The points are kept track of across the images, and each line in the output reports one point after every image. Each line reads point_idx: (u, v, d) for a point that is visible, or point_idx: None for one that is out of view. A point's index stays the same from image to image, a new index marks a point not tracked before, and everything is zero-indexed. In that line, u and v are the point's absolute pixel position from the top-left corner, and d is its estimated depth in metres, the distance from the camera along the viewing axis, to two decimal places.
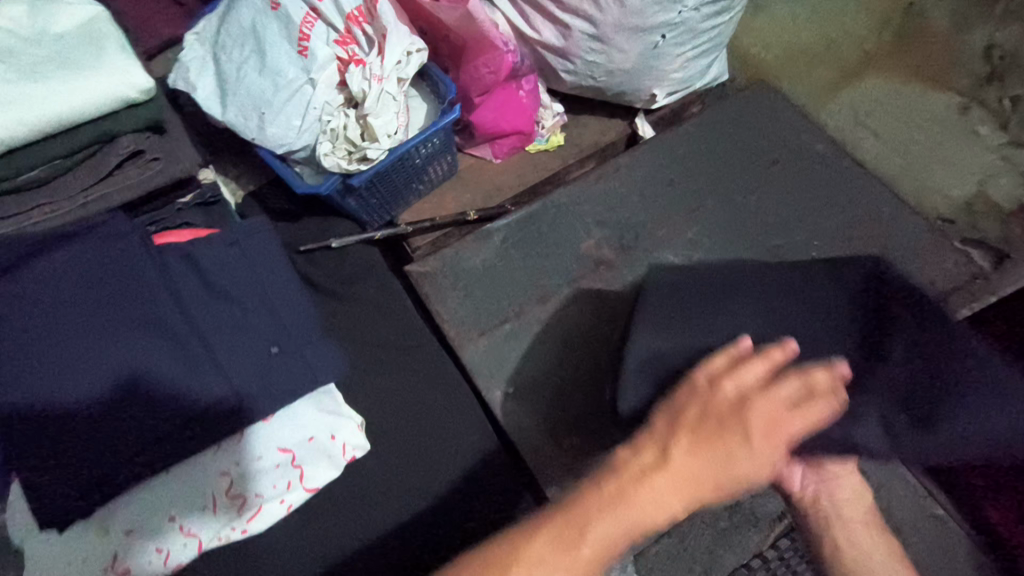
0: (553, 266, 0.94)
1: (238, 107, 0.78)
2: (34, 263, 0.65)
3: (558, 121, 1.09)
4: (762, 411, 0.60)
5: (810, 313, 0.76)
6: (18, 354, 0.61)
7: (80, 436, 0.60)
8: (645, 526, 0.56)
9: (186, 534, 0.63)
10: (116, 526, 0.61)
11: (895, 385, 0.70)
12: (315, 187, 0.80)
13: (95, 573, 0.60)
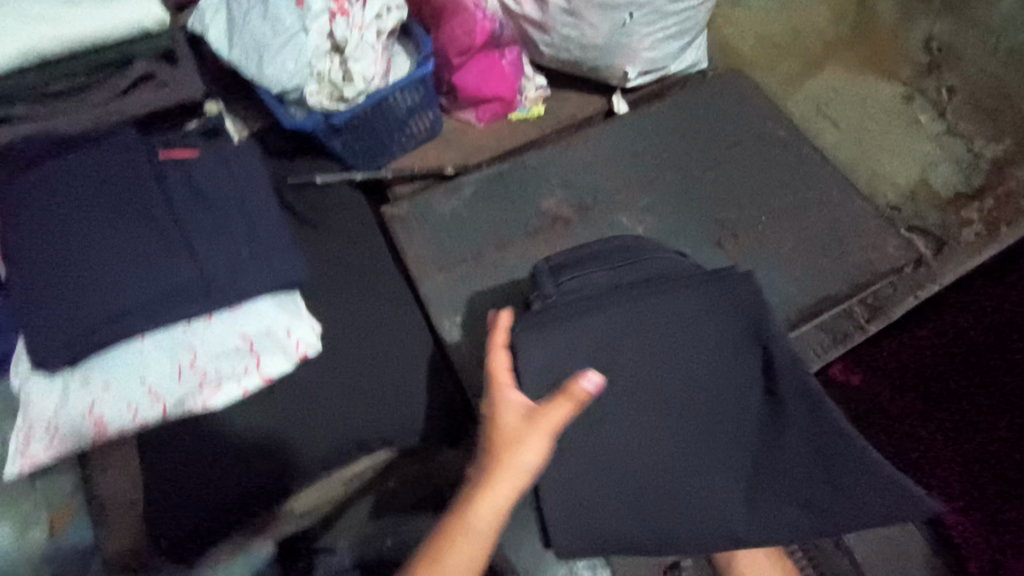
0: (514, 218, 1.04)
1: (243, 48, 0.89)
2: (57, 159, 0.77)
3: (541, 93, 1.19)
4: (507, 415, 0.64)
5: (711, 386, 0.69)
6: (38, 226, 0.74)
7: (73, 299, 0.72)
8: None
9: (153, 396, 0.73)
10: (96, 380, 0.72)
11: (788, 474, 0.68)
12: (300, 122, 0.91)
13: (75, 415, 0.72)
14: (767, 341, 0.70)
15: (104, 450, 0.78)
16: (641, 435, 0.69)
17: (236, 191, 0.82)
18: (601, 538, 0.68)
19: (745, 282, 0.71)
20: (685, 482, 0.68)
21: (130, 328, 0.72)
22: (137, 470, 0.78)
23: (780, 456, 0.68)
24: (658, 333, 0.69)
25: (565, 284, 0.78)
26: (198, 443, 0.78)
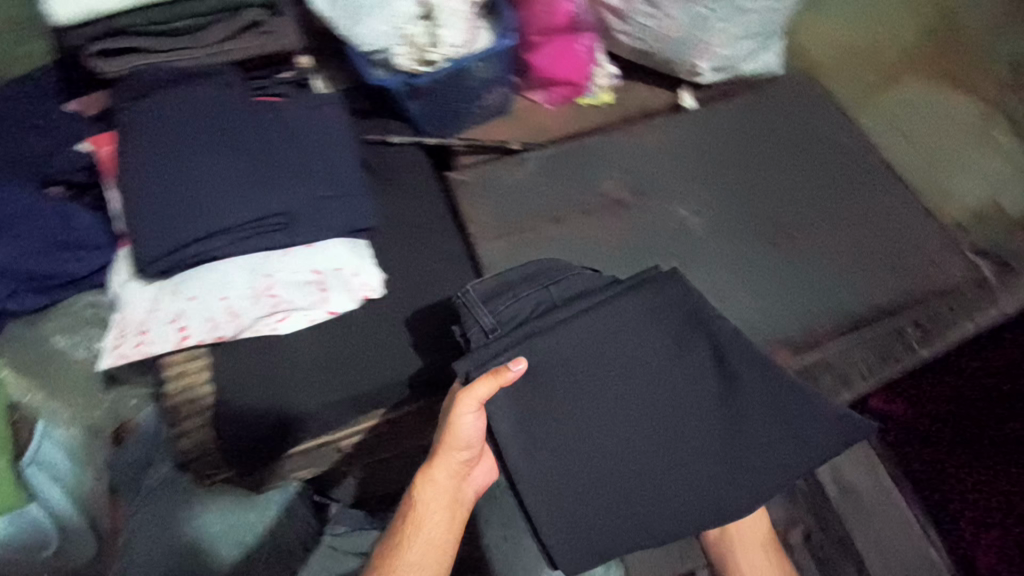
0: (573, 197, 1.06)
1: (339, 6, 0.94)
2: (167, 90, 0.84)
3: (610, 81, 1.22)
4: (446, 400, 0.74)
5: (671, 375, 0.76)
6: (147, 148, 0.81)
7: (171, 214, 0.78)
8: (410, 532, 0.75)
9: (230, 313, 0.80)
10: (184, 292, 0.80)
11: (749, 442, 0.75)
12: (385, 82, 0.96)
13: (161, 321, 0.78)
14: (700, 320, 0.78)
15: (175, 361, 0.81)
16: (613, 426, 0.75)
17: (321, 138, 0.88)
18: (596, 525, 0.73)
19: (673, 282, 0.78)
20: (658, 454, 0.75)
21: (219, 246, 0.79)
22: (207, 381, 0.81)
23: (741, 426, 0.75)
24: (598, 346, 0.76)
25: (500, 312, 0.78)
26: (265, 363, 0.82)
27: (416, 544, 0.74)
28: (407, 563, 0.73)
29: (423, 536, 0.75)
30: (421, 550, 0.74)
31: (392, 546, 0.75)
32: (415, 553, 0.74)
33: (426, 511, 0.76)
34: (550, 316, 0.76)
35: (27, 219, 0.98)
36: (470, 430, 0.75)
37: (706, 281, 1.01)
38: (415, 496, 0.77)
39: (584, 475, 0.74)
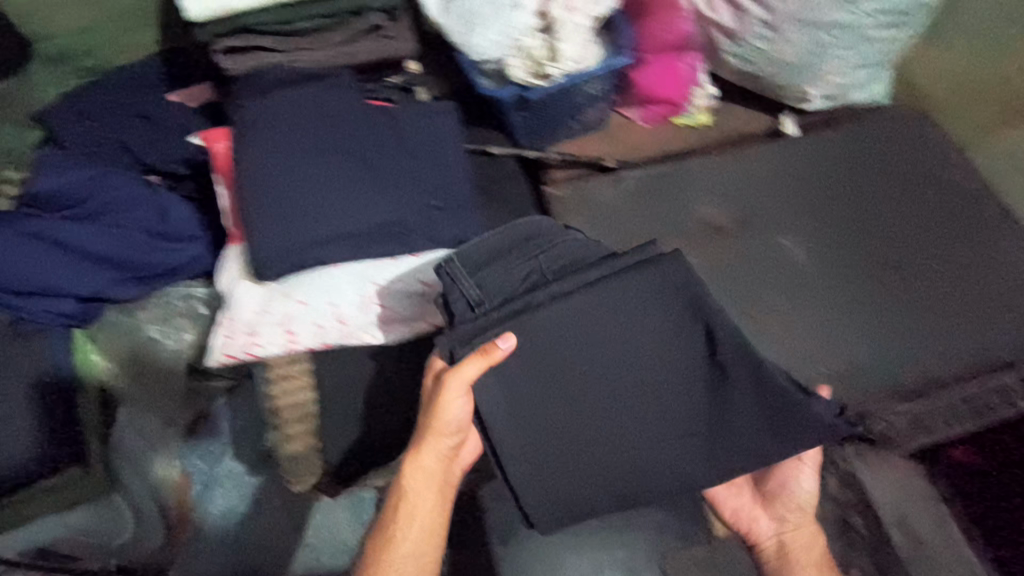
0: (670, 220, 1.03)
1: (456, 14, 0.92)
2: (285, 90, 0.82)
3: (708, 101, 1.17)
4: (429, 381, 0.72)
5: (665, 357, 0.74)
6: (263, 147, 0.80)
7: (289, 219, 0.77)
8: (400, 513, 0.74)
9: (339, 321, 0.80)
10: (295, 297, 0.79)
11: (734, 425, 0.74)
12: (496, 92, 0.93)
13: (272, 324, 0.79)
14: (700, 306, 0.74)
15: (280, 363, 0.80)
16: (601, 403, 0.74)
17: (433, 148, 0.86)
18: (578, 495, 0.74)
19: (671, 258, 0.74)
20: (636, 430, 0.74)
21: (332, 255, 0.78)
22: (311, 385, 0.80)
23: (725, 409, 0.74)
24: (579, 325, 0.74)
25: (486, 284, 0.76)
26: (370, 373, 0.82)
27: (408, 536, 0.73)
28: (401, 555, 0.72)
29: (415, 523, 0.74)
30: (412, 541, 0.73)
31: (383, 540, 0.73)
32: (407, 545, 0.73)
33: (416, 503, 0.74)
34: (540, 290, 0.74)
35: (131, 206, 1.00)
36: (456, 415, 0.73)
37: (807, 317, 0.96)
38: (404, 487, 0.74)
39: (570, 449, 0.74)
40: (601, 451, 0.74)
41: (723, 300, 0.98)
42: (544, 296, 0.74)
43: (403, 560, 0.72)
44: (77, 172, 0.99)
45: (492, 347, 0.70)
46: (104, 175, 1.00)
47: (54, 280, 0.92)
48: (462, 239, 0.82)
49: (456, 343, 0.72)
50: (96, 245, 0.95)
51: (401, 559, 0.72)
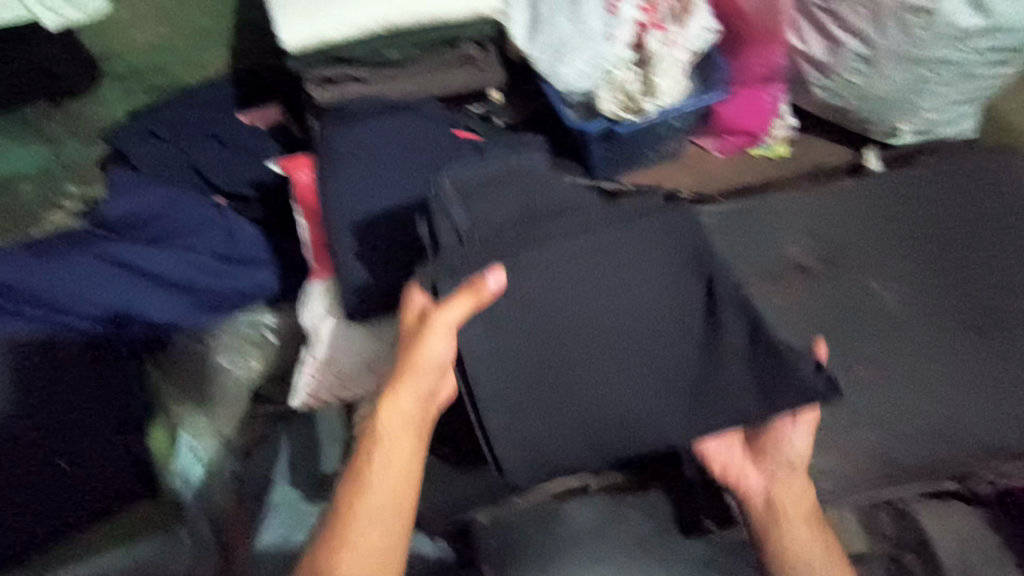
0: (754, 259, 0.99)
1: (543, 45, 0.87)
2: (375, 123, 0.81)
3: (788, 132, 1.13)
4: (413, 317, 0.69)
5: (660, 312, 0.75)
6: (354, 184, 0.78)
7: (382, 259, 0.76)
8: (374, 463, 0.67)
9: None
10: (385, 335, 0.81)
11: (724, 375, 0.74)
12: (585, 126, 0.87)
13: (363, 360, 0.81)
14: (705, 271, 0.76)
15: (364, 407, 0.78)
16: (590, 356, 0.73)
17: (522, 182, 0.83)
18: (555, 447, 0.72)
19: (677, 218, 0.78)
20: (621, 380, 0.73)
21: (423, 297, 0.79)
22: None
23: (715, 360, 0.74)
24: (575, 267, 0.74)
25: (477, 214, 0.76)
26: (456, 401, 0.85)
27: (379, 484, 0.66)
28: (371, 504, 0.65)
29: (388, 473, 0.67)
30: (383, 489, 0.66)
31: (352, 486, 0.67)
32: (378, 493, 0.66)
33: (390, 449, 0.68)
34: (541, 230, 0.75)
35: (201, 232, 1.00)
36: (438, 355, 0.69)
37: (906, 370, 0.89)
38: (378, 430, 0.69)
39: (551, 398, 0.72)
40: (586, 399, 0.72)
41: (812, 345, 0.92)
42: (545, 232, 0.74)
43: (373, 510, 0.65)
44: (151, 195, 1.00)
45: (479, 282, 0.68)
46: (176, 198, 1.01)
47: (129, 305, 0.93)
48: (555, 276, 0.73)
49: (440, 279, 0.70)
50: (170, 270, 0.96)
51: (372, 508, 0.65)
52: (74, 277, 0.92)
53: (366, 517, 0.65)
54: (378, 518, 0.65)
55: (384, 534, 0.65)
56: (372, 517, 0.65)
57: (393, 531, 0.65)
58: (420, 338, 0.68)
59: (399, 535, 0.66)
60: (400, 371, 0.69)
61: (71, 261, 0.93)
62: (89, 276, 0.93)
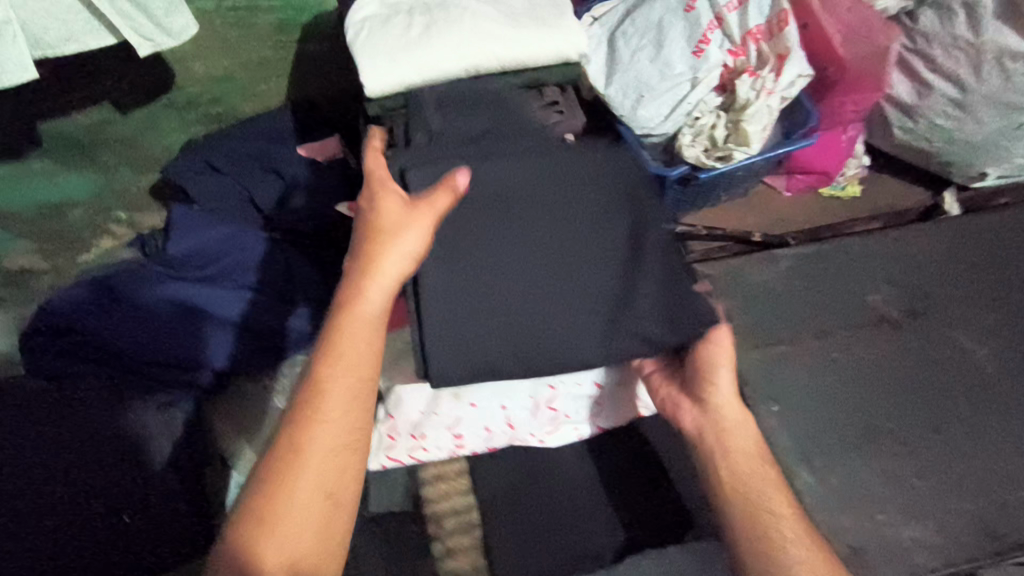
0: (834, 307, 0.94)
1: (621, 85, 0.85)
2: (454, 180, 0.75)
3: (859, 172, 1.09)
4: (389, 210, 0.65)
5: (564, 232, 0.71)
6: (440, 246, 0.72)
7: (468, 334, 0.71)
8: (344, 365, 0.60)
9: (507, 426, 0.77)
10: (467, 402, 0.76)
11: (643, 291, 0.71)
12: (666, 171, 0.84)
13: (442, 429, 0.76)
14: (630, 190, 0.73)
15: (432, 465, 0.79)
16: (519, 273, 0.69)
17: None
18: (484, 365, 0.68)
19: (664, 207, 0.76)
20: (543, 295, 0.69)
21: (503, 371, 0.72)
22: (466, 489, 0.77)
23: (632, 281, 0.71)
24: (509, 179, 0.72)
25: (456, 121, 0.74)
26: (534, 470, 0.78)
27: (341, 365, 0.60)
28: (336, 389, 0.59)
29: (355, 372, 0.61)
30: (347, 374, 0.60)
31: (314, 372, 0.60)
32: (342, 377, 0.60)
33: (351, 333, 0.62)
34: (491, 145, 0.73)
35: (249, 271, 0.98)
36: (410, 247, 0.65)
37: (1001, 430, 0.85)
38: (338, 312, 0.63)
39: (493, 312, 0.68)
40: (531, 322, 0.69)
41: (902, 402, 0.87)
42: (482, 136, 0.74)
43: (342, 413, 0.59)
44: (208, 233, 0.98)
45: (455, 183, 0.67)
46: (234, 237, 0.98)
47: (182, 351, 0.91)
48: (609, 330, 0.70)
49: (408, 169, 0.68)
50: (225, 314, 0.94)
51: (334, 390, 0.59)
52: (130, 320, 0.91)
53: (327, 404, 0.59)
54: (343, 404, 0.59)
55: (349, 421, 0.59)
56: (336, 402, 0.59)
57: (356, 418, 0.60)
58: (387, 216, 0.65)
59: (360, 422, 0.60)
60: (364, 249, 0.64)
61: (127, 303, 0.92)
62: (145, 319, 0.91)
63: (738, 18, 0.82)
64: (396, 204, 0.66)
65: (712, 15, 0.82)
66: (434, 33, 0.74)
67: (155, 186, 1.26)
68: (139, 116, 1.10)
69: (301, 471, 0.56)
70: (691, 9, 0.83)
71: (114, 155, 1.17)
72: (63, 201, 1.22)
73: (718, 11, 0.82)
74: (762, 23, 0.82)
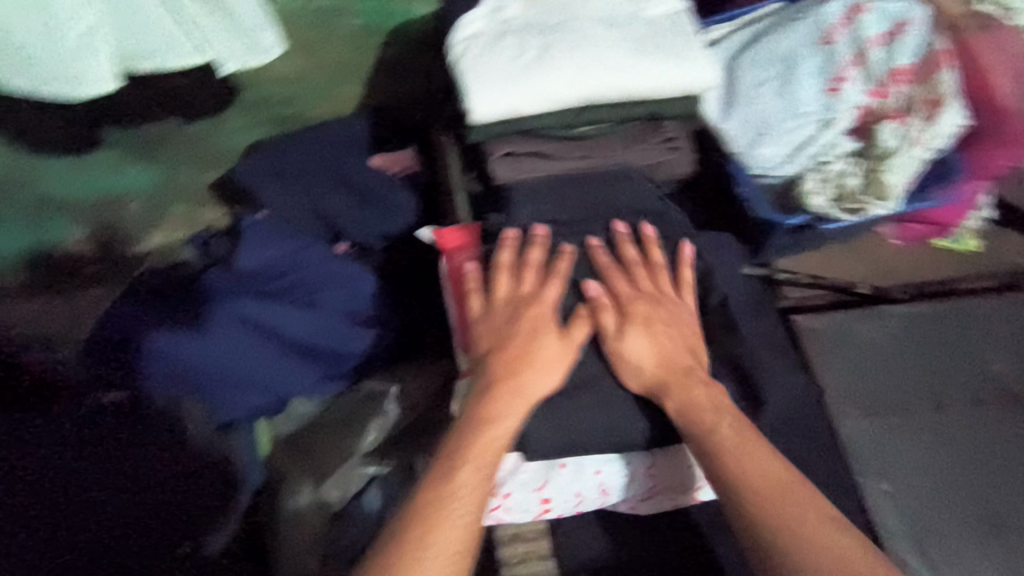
0: (953, 375, 0.85)
1: (740, 121, 0.79)
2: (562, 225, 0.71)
3: (978, 225, 0.98)
4: (533, 322, 0.65)
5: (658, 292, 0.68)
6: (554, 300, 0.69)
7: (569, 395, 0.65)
8: (474, 479, 0.58)
9: (601, 492, 0.69)
10: (561, 471, 0.68)
11: (735, 363, 0.69)
12: (784, 219, 0.76)
13: (529, 494, 0.68)
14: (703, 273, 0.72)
15: (509, 524, 0.72)
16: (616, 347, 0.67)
17: (718, 284, 0.72)
18: (580, 433, 0.64)
19: (749, 288, 0.77)
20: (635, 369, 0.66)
21: (597, 437, 0.65)
22: (547, 554, 0.71)
23: (723, 351, 0.70)
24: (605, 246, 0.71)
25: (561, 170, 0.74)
26: (620, 531, 0.72)
27: (461, 496, 0.57)
28: (451, 520, 0.55)
29: (479, 492, 0.58)
30: (464, 506, 0.56)
31: (434, 490, 0.57)
32: (464, 493, 0.57)
33: (480, 458, 0.59)
34: (591, 203, 0.73)
35: (323, 291, 0.93)
36: (551, 377, 0.63)
37: None
38: (473, 429, 0.61)
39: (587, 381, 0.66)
40: (608, 376, 0.66)
41: None
42: (577, 191, 0.73)
43: (459, 532, 0.55)
44: (280, 246, 0.95)
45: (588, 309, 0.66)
46: (305, 251, 0.95)
47: (253, 370, 0.88)
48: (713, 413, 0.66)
49: (539, 267, 0.68)
50: (295, 331, 0.90)
51: (451, 522, 0.55)
52: (199, 334, 0.87)
53: (440, 534, 0.54)
54: (452, 541, 0.55)
55: (452, 564, 0.54)
56: (449, 536, 0.55)
57: (459, 560, 0.54)
58: (536, 343, 0.64)
59: (461, 566, 0.54)
60: (509, 360, 0.64)
61: (197, 315, 0.89)
62: (213, 336, 0.87)
63: (883, 56, 0.75)
64: (549, 333, 0.65)
65: (852, 51, 0.76)
66: (550, 61, 0.67)
67: (215, 182, 1.21)
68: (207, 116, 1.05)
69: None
70: (829, 42, 0.76)
71: (177, 151, 1.13)
72: (121, 193, 1.18)
73: (859, 48, 0.75)
74: (910, 63, 0.75)
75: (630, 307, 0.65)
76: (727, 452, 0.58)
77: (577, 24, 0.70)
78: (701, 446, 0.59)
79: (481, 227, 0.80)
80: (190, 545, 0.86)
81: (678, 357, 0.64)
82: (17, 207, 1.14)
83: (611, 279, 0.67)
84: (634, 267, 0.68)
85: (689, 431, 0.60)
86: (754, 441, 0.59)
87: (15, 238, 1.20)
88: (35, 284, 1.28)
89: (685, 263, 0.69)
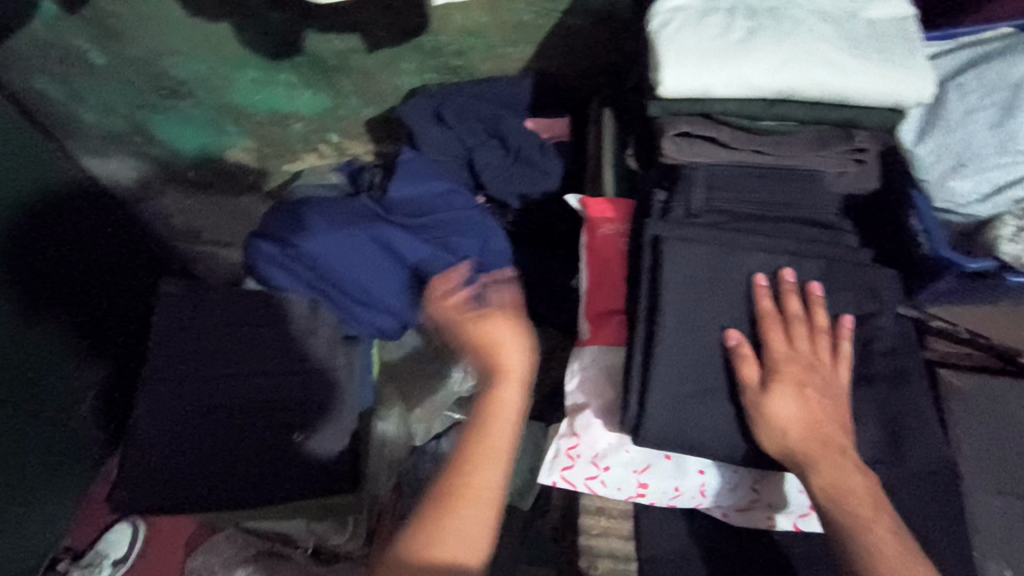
0: None
1: (939, 147, 0.72)
2: (725, 215, 0.71)
3: None
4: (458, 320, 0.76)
5: (812, 305, 0.66)
6: (696, 289, 0.65)
7: (701, 395, 0.64)
8: (491, 439, 0.69)
9: (701, 493, 0.68)
10: (663, 463, 0.69)
11: (877, 404, 0.66)
12: (964, 263, 0.70)
13: (626, 474, 0.70)
14: (871, 297, 0.68)
15: (595, 496, 0.73)
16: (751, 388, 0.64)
17: (876, 322, 0.68)
18: (701, 429, 0.63)
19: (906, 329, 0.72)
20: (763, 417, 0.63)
21: (721, 438, 0.63)
22: (628, 535, 0.72)
23: (865, 385, 0.67)
24: (769, 246, 0.68)
25: (731, 160, 0.71)
26: (708, 540, 0.70)
27: (484, 454, 0.68)
28: (482, 479, 0.67)
29: (498, 451, 0.69)
30: (488, 460, 0.68)
31: (465, 451, 0.69)
32: (485, 453, 0.68)
33: (496, 422, 0.70)
34: (756, 204, 0.72)
35: (461, 234, 0.98)
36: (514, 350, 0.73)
37: None
38: (488, 400, 0.71)
39: (717, 378, 0.64)
40: (738, 424, 0.64)
41: None
42: (744, 184, 0.72)
43: (487, 483, 0.67)
44: (428, 185, 0.99)
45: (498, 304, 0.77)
46: (451, 193, 0.99)
47: (386, 294, 0.95)
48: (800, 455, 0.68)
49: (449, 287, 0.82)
50: (425, 266, 0.95)
51: (480, 473, 0.67)
52: (342, 252, 0.92)
53: (473, 488, 0.66)
54: (483, 493, 0.67)
55: (485, 504, 0.67)
56: (481, 485, 0.67)
57: (492, 506, 0.67)
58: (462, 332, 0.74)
59: (493, 508, 0.67)
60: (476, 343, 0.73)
61: (337, 232, 0.92)
62: (360, 253, 0.93)
63: None
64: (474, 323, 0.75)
65: None
66: (757, 43, 0.65)
67: (373, 119, 1.26)
68: (385, 55, 1.09)
69: (446, 542, 0.64)
70: None
71: (348, 84, 1.17)
72: (291, 113, 1.24)
73: None
74: None
75: (781, 368, 0.62)
76: (886, 558, 0.55)
77: (791, 13, 0.68)
78: (845, 543, 0.57)
79: (631, 205, 0.80)
80: (302, 437, 0.91)
81: (830, 430, 0.61)
82: (204, 109, 1.23)
83: (767, 330, 0.64)
84: (795, 324, 0.64)
85: (842, 520, 0.58)
86: (912, 552, 0.56)
87: (194, 137, 1.30)
88: (199, 181, 1.41)
89: (844, 334, 0.65)
